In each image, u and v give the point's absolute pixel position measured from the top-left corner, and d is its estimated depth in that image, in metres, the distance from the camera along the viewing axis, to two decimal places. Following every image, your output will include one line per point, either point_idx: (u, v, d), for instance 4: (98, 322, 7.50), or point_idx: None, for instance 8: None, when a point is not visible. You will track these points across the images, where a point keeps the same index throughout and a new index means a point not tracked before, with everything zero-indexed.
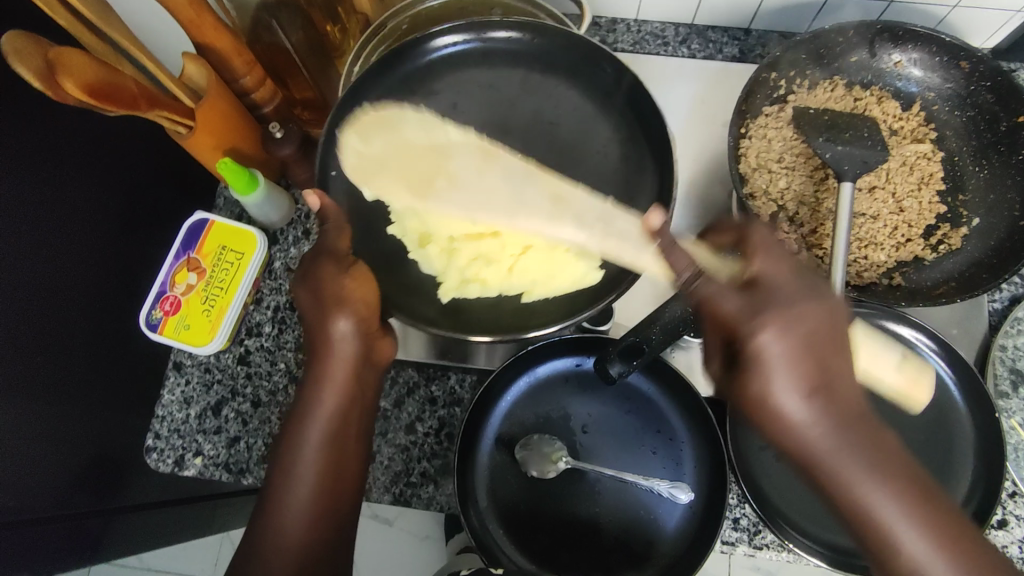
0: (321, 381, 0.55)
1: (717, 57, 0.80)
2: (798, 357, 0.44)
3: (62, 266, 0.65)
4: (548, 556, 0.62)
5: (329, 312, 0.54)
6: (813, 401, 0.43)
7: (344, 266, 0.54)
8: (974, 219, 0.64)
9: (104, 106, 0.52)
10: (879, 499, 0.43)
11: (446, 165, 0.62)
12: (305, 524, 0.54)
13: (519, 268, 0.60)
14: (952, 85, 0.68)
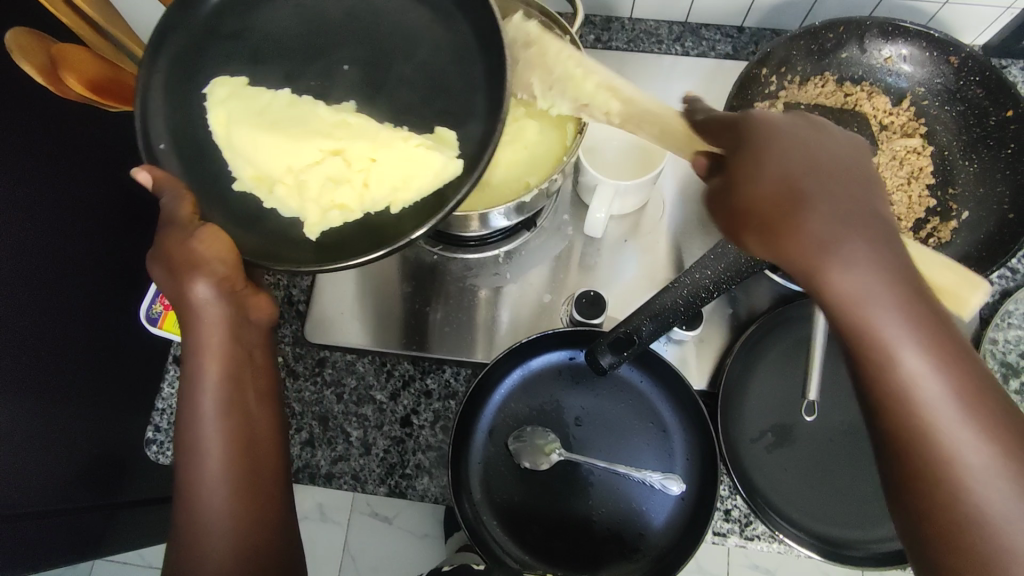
0: (198, 355, 0.46)
1: (711, 54, 0.81)
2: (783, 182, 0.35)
3: (66, 261, 0.66)
4: (541, 547, 0.62)
5: (190, 275, 0.45)
6: (800, 195, 0.33)
7: (193, 228, 0.46)
8: (964, 212, 0.64)
9: (106, 101, 0.53)
10: (914, 367, 0.32)
11: (266, 105, 0.52)
12: (230, 512, 0.45)
13: (373, 181, 0.51)
14: (942, 81, 0.69)
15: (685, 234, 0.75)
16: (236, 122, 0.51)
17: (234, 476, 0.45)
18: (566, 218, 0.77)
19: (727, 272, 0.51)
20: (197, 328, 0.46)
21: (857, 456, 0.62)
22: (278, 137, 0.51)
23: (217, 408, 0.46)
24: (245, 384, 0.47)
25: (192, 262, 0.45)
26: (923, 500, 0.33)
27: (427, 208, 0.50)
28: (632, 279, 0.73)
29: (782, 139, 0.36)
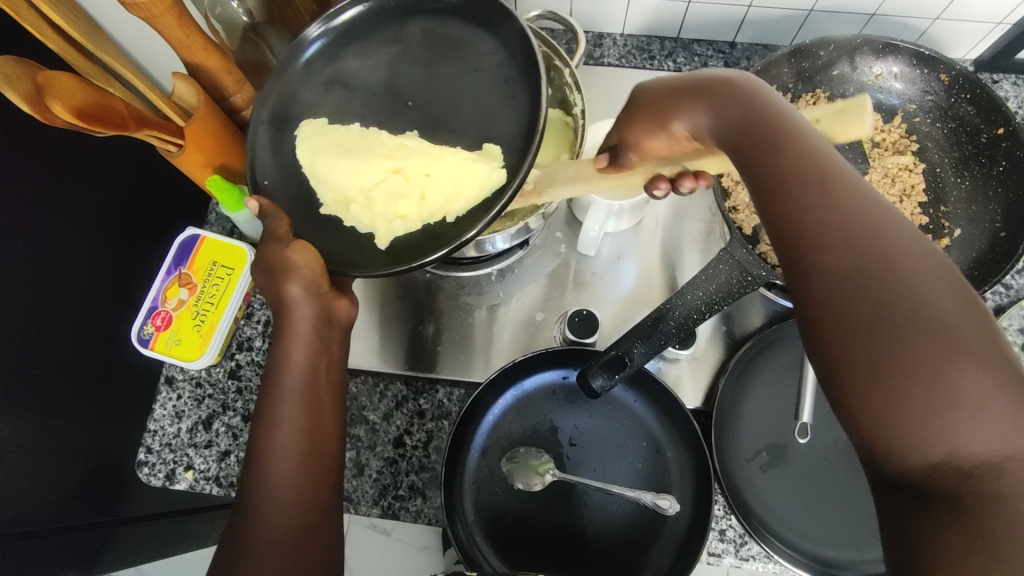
0: (285, 344, 0.48)
1: (703, 70, 0.81)
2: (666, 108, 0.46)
3: (60, 283, 0.66)
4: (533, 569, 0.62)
5: (288, 273, 0.49)
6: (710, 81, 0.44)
7: (286, 242, 0.51)
8: (956, 230, 0.64)
9: (92, 127, 0.52)
10: (780, 157, 0.37)
11: (340, 135, 0.56)
12: (300, 492, 0.45)
13: (431, 193, 0.53)
14: (932, 98, 0.69)
15: (678, 253, 0.74)
16: (318, 153, 0.55)
17: (309, 459, 0.46)
18: (559, 235, 0.77)
19: (719, 293, 0.54)
20: (293, 317, 0.49)
21: (851, 475, 0.62)
22: (350, 161, 0.54)
23: (299, 393, 0.47)
24: (326, 379, 0.50)
25: (294, 261, 0.49)
26: (830, 328, 0.32)
27: (478, 216, 0.52)
28: (625, 297, 0.73)
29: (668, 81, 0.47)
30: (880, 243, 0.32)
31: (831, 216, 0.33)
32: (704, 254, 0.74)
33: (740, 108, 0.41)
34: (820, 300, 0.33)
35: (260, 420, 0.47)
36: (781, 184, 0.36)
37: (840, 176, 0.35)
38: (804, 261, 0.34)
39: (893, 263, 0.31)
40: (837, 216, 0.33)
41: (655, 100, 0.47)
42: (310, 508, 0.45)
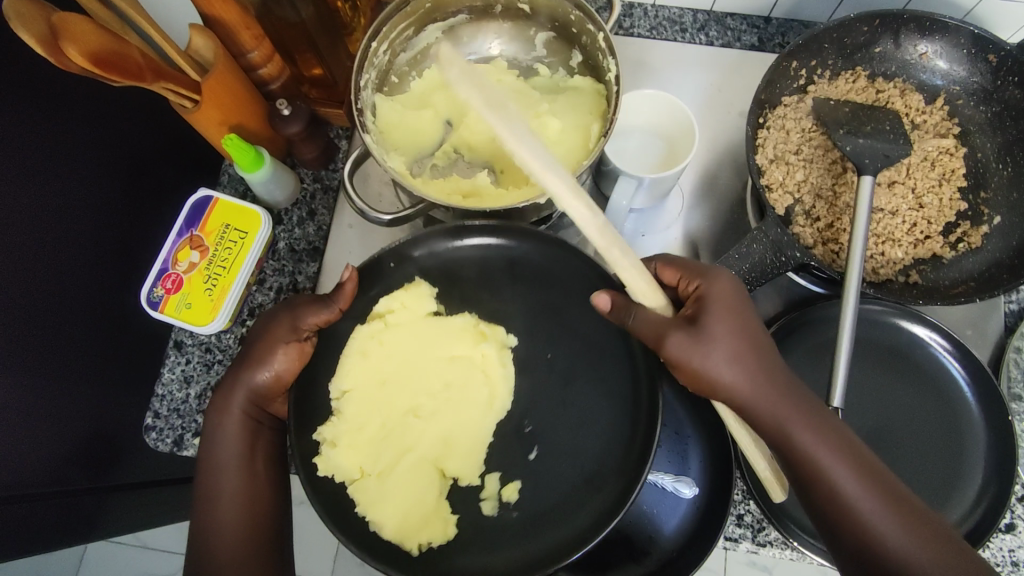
0: (224, 414, 0.53)
1: (735, 45, 0.78)
2: (737, 360, 0.47)
3: (63, 239, 0.64)
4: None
5: (252, 354, 0.54)
6: (729, 355, 0.47)
7: (293, 345, 0.54)
8: (995, 218, 0.62)
9: (109, 77, 0.50)
10: (813, 444, 0.46)
11: (395, 345, 0.57)
12: (244, 521, 0.52)
13: (371, 500, 0.52)
14: (978, 79, 0.66)
15: (705, 231, 0.72)
16: (372, 342, 0.56)
17: (252, 496, 0.53)
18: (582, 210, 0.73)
19: (752, 272, 0.57)
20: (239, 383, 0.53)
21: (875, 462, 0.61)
22: (368, 398, 0.55)
23: (245, 443, 0.54)
24: (263, 428, 0.55)
25: (274, 335, 0.54)
26: None
27: (377, 538, 0.51)
28: None
29: (718, 297, 0.50)
30: (959, 548, 0.44)
31: (856, 473, 0.45)
32: (730, 235, 0.71)
33: (730, 369, 0.47)
34: (850, 515, 0.45)
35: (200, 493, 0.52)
36: (828, 476, 0.45)
37: (873, 474, 0.46)
38: (833, 498, 0.45)
39: (958, 552, 0.44)
40: (852, 466, 0.46)
41: (719, 309, 0.49)
42: (258, 533, 0.52)
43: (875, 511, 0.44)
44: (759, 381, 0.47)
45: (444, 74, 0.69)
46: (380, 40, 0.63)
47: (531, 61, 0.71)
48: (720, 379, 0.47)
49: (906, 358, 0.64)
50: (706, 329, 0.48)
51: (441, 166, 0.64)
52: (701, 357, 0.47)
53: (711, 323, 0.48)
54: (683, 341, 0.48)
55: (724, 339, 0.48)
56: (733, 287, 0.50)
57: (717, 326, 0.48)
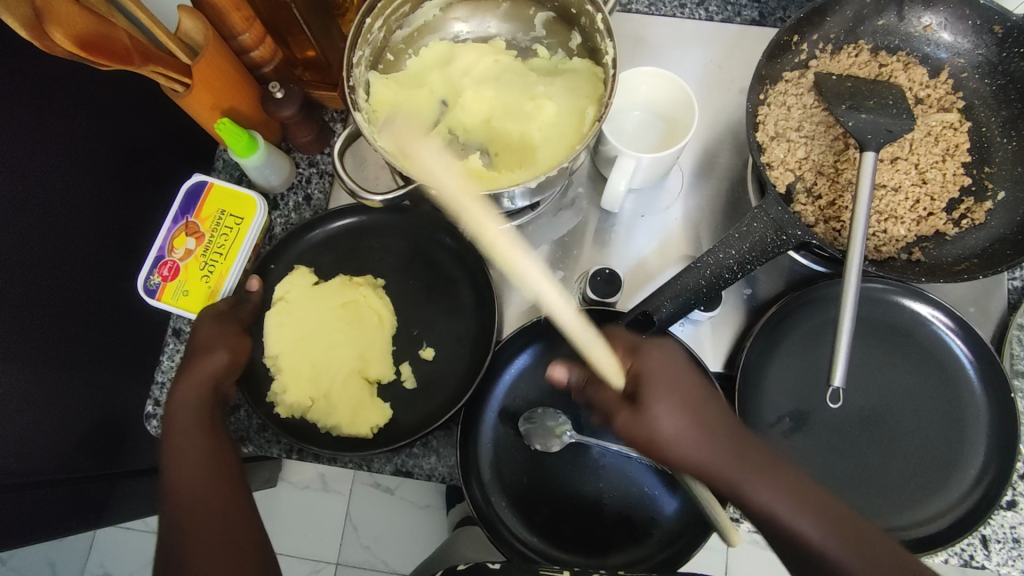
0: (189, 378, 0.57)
1: (736, 20, 0.77)
2: (681, 419, 0.48)
3: (58, 226, 0.63)
4: (549, 530, 0.61)
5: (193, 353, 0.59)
6: (675, 415, 0.48)
7: (233, 326, 0.61)
8: (1000, 192, 0.61)
9: (96, 60, 0.50)
10: (766, 493, 0.46)
11: (306, 300, 0.66)
12: (204, 498, 0.51)
13: (321, 416, 0.61)
14: (983, 52, 0.65)
15: (704, 211, 0.71)
16: (280, 309, 0.65)
17: (215, 463, 0.53)
18: (581, 191, 0.72)
19: (752, 252, 0.56)
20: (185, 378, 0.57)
21: (878, 441, 0.61)
22: (294, 347, 0.64)
23: (201, 430, 0.54)
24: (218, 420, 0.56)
25: (213, 330, 0.60)
26: None
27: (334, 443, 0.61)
28: (650, 255, 0.70)
29: (652, 366, 0.51)
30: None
31: (818, 514, 0.45)
32: (731, 215, 0.71)
33: (676, 428, 0.48)
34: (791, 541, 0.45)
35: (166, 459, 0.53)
36: (784, 522, 0.45)
37: (832, 509, 0.46)
38: (794, 544, 0.45)
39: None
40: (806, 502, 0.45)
41: (657, 372, 0.50)
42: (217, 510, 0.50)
43: (839, 549, 0.44)
44: (713, 436, 0.48)
45: (441, 53, 0.67)
46: (375, 16, 0.61)
47: (530, 41, 0.69)
48: (670, 440, 0.48)
49: (908, 336, 0.63)
50: (651, 397, 0.49)
51: (436, 147, 0.64)
52: (651, 420, 0.48)
53: (651, 389, 0.49)
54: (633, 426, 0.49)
55: (666, 401, 0.49)
56: (665, 359, 0.52)
57: (658, 391, 0.49)
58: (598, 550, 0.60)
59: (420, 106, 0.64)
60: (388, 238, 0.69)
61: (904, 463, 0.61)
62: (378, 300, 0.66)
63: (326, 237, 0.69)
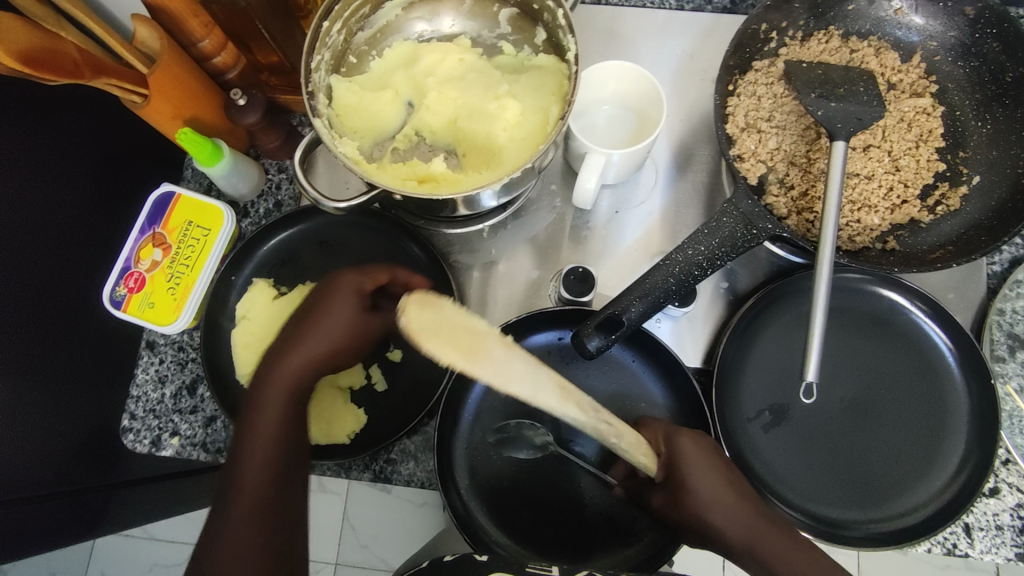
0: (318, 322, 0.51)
1: (707, 8, 0.76)
2: (720, 499, 0.52)
3: (29, 244, 0.62)
4: (530, 535, 0.61)
5: (315, 313, 0.51)
6: (712, 497, 0.52)
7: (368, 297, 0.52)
8: (974, 177, 0.60)
9: (41, 74, 0.49)
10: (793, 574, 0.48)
11: (269, 315, 0.65)
12: (263, 483, 0.46)
13: None
14: (955, 34, 0.64)
15: (680, 205, 0.70)
16: (245, 328, 0.64)
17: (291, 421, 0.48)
18: (554, 188, 0.71)
19: (721, 248, 0.56)
20: (305, 343, 0.49)
21: (859, 433, 0.60)
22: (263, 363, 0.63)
23: (287, 398, 0.48)
24: (304, 400, 0.50)
25: (337, 294, 0.51)
26: None
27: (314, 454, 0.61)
28: (626, 251, 0.69)
29: (689, 453, 0.53)
30: None
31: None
32: (706, 208, 0.70)
33: (712, 509, 0.51)
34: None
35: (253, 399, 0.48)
36: None
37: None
38: None
39: None
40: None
41: (695, 457, 0.53)
42: (264, 508, 0.45)
43: None
44: (748, 527, 0.50)
45: (405, 54, 0.66)
46: (333, 19, 0.60)
47: (496, 38, 0.68)
48: (704, 515, 0.51)
49: (888, 325, 0.63)
50: (687, 481, 0.52)
51: (402, 149, 0.63)
52: (688, 497, 0.52)
53: (684, 471, 0.53)
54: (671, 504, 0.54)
55: (702, 484, 0.52)
56: (698, 445, 0.54)
57: (693, 473, 0.52)
58: (580, 551, 0.60)
59: (384, 109, 0.63)
60: (361, 242, 0.68)
61: (886, 453, 0.60)
62: None
63: (298, 244, 0.68)
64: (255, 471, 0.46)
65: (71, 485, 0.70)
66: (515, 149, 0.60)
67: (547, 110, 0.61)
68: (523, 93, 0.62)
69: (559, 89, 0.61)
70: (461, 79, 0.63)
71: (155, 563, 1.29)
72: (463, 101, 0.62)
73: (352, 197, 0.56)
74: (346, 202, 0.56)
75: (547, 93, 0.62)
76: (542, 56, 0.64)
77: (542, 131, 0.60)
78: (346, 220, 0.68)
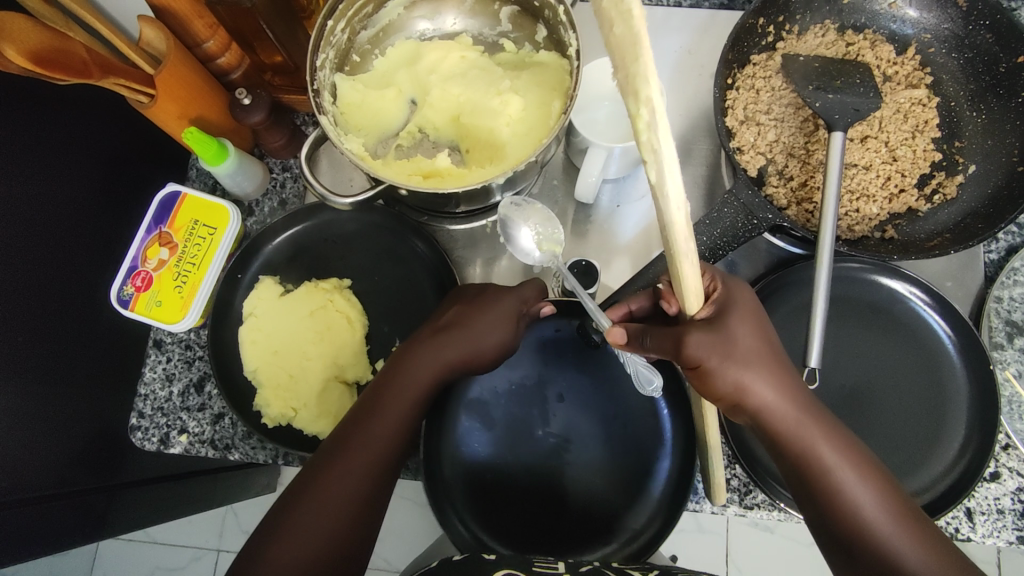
0: (450, 340, 0.56)
1: (704, 4, 0.77)
2: (775, 379, 0.45)
3: (35, 243, 0.63)
4: (539, 534, 0.60)
5: (456, 326, 0.57)
6: (766, 372, 0.44)
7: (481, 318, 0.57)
8: (970, 166, 0.61)
9: (50, 74, 0.50)
10: (830, 452, 0.43)
11: (275, 314, 0.66)
12: (363, 479, 0.49)
13: (305, 423, 0.62)
14: (949, 26, 0.65)
15: None
16: (251, 326, 0.65)
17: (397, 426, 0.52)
18: (556, 183, 0.72)
19: (722, 238, 0.57)
20: (440, 353, 0.56)
21: (859, 419, 0.61)
22: (270, 359, 0.64)
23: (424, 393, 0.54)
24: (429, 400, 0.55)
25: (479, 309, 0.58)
26: None
27: None
28: (627, 245, 0.70)
29: (739, 294, 0.48)
30: None
31: (865, 474, 0.43)
32: (706, 200, 0.70)
33: (761, 375, 0.44)
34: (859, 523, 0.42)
35: (382, 381, 0.54)
36: (841, 478, 0.43)
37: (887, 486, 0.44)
38: (837, 500, 0.43)
39: None
40: (868, 475, 0.43)
41: (741, 297, 0.47)
42: (354, 503, 0.48)
43: (892, 526, 0.42)
44: (787, 396, 0.44)
45: (407, 52, 0.67)
46: (337, 18, 0.61)
47: (497, 36, 0.69)
48: (749, 376, 0.44)
49: (886, 313, 0.64)
50: (733, 316, 0.46)
51: (406, 146, 0.63)
52: (734, 341, 0.44)
53: (736, 331, 0.45)
54: (709, 342, 0.44)
55: (750, 326, 0.46)
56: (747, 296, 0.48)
57: (740, 325, 0.45)
58: (571, 542, 0.60)
59: (388, 106, 0.63)
60: (365, 238, 0.69)
61: (888, 439, 0.61)
62: (343, 303, 0.66)
63: (304, 241, 0.69)
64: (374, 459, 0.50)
65: (79, 485, 0.70)
66: (518, 143, 0.61)
67: (550, 105, 0.62)
68: (526, 88, 0.63)
69: (561, 84, 0.62)
70: (466, 76, 0.64)
71: (159, 566, 1.28)
72: (467, 97, 0.63)
73: (358, 193, 0.57)
74: (352, 198, 0.57)
75: (550, 87, 0.63)
76: (545, 52, 0.65)
77: (545, 126, 0.61)
78: (350, 217, 0.69)
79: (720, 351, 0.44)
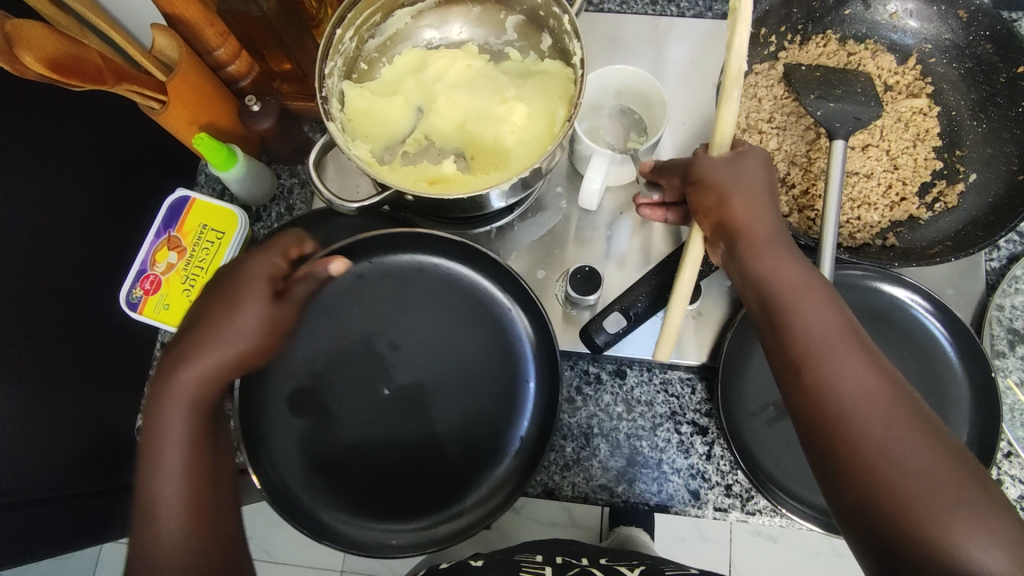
0: (198, 342, 0.46)
1: (707, 15, 0.79)
2: (761, 209, 0.49)
3: (45, 246, 0.64)
4: (445, 491, 0.59)
5: (202, 328, 0.47)
6: (752, 205, 0.49)
7: (235, 301, 0.47)
8: (971, 174, 0.62)
9: (65, 80, 0.51)
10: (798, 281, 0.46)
11: None
12: (181, 529, 0.44)
13: None
14: (950, 37, 0.66)
15: None
16: None
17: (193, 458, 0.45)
18: (560, 190, 0.73)
19: None
20: (193, 364, 0.46)
21: None
22: None
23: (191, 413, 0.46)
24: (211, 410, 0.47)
25: (234, 293, 0.48)
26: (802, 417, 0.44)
27: None
28: (630, 251, 0.70)
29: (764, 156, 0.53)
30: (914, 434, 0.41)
31: (828, 316, 0.45)
32: None
33: (746, 200, 0.49)
34: (816, 359, 0.43)
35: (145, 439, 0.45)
36: (801, 306, 0.45)
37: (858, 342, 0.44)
38: (792, 322, 0.45)
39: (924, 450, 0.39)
40: (833, 318, 0.45)
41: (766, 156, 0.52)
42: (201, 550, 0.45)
43: (837, 349, 0.43)
44: (765, 228, 0.49)
45: (414, 60, 0.68)
46: (345, 27, 0.62)
47: (502, 44, 0.70)
48: (731, 194, 0.49)
49: (888, 320, 0.64)
50: (747, 157, 0.51)
51: (412, 153, 0.64)
52: (737, 172, 0.50)
53: (743, 164, 0.51)
54: (714, 162, 0.51)
55: (761, 167, 0.51)
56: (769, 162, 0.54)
57: (749, 166, 0.51)
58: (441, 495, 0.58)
59: (395, 113, 0.64)
60: None
61: None
62: None
63: None
64: (167, 512, 0.44)
65: (82, 488, 0.70)
66: (524, 149, 0.61)
67: (555, 112, 0.62)
68: (532, 96, 0.64)
69: (566, 92, 0.63)
70: (472, 85, 0.65)
71: None
72: (472, 105, 0.64)
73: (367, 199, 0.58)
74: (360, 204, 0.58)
75: (554, 95, 0.64)
76: (550, 60, 0.66)
77: (550, 134, 0.61)
78: (356, 222, 0.69)
79: (721, 170, 0.51)
